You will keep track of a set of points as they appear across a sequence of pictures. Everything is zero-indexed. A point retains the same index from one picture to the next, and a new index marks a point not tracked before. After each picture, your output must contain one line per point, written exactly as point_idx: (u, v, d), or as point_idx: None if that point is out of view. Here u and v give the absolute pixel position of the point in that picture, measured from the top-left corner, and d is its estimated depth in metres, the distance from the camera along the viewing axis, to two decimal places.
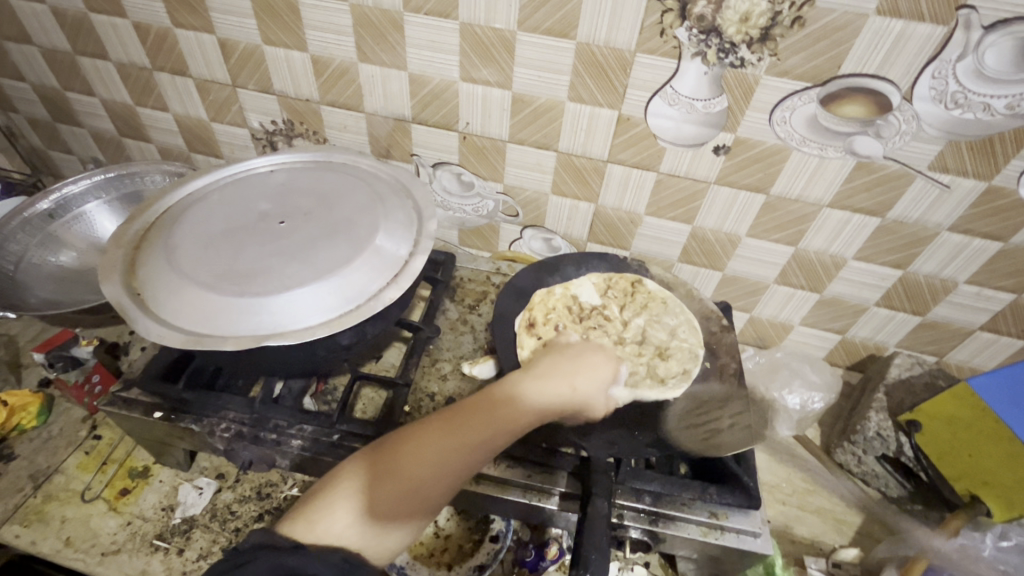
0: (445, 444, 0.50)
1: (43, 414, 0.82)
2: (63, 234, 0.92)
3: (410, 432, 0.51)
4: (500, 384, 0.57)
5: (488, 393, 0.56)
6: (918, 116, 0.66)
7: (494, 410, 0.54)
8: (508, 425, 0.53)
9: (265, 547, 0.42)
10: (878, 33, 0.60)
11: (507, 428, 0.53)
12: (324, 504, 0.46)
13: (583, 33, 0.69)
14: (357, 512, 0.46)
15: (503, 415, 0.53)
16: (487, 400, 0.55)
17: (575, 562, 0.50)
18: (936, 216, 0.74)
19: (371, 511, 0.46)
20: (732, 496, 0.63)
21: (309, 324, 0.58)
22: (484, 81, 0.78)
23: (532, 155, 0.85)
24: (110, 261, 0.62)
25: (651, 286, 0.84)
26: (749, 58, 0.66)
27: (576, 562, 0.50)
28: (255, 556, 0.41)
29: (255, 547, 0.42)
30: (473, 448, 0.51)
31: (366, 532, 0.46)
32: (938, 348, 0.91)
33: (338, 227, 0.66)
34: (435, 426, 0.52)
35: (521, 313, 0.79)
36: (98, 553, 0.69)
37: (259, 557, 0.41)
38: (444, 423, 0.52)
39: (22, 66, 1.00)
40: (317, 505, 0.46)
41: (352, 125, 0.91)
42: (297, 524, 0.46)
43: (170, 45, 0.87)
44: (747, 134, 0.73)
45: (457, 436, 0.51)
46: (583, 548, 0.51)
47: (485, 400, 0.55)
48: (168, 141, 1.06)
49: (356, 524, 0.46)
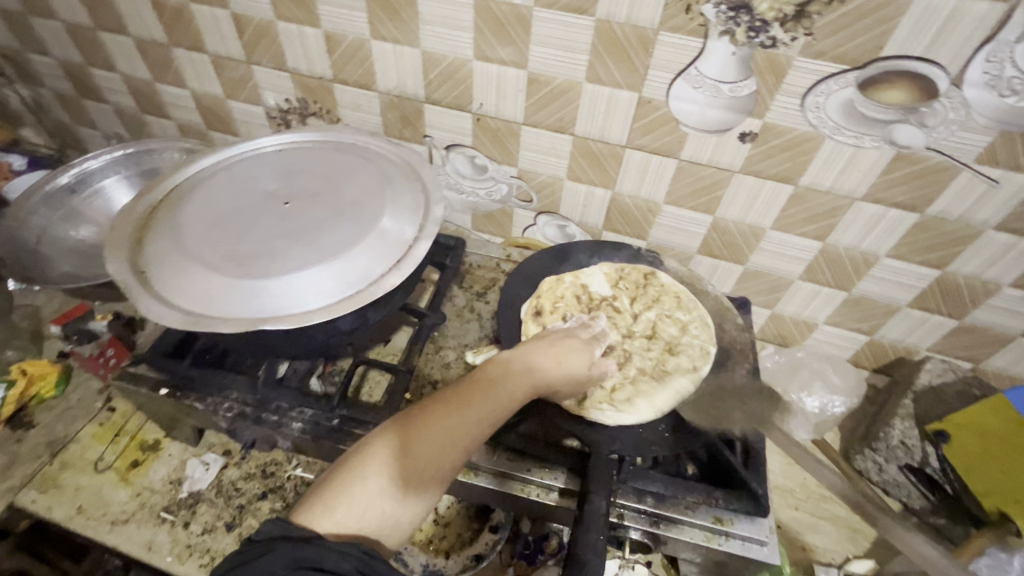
0: (456, 422, 0.48)
1: (61, 385, 0.84)
2: (83, 210, 0.93)
3: (425, 408, 0.49)
4: (494, 361, 0.55)
5: (489, 369, 0.54)
6: (967, 103, 0.60)
7: (492, 385, 0.52)
8: (507, 402, 0.52)
9: (284, 538, 0.40)
10: (927, 10, 0.55)
11: (504, 404, 0.51)
12: (341, 488, 0.44)
13: (603, 10, 0.65)
14: (379, 495, 0.43)
15: (502, 394, 0.52)
16: (484, 378, 0.53)
17: (568, 560, 0.49)
18: (981, 214, 0.69)
19: (390, 493, 0.44)
20: (739, 502, 0.61)
21: (309, 308, 0.57)
22: (500, 61, 0.75)
23: (547, 139, 0.82)
24: (117, 237, 0.62)
25: (664, 278, 0.81)
26: (782, 38, 0.61)
27: (569, 561, 0.48)
28: (273, 546, 0.39)
29: (273, 539, 0.40)
30: (480, 425, 0.49)
31: (388, 515, 0.44)
32: (974, 354, 0.85)
33: (343, 209, 0.64)
34: (445, 403, 0.49)
35: (528, 301, 0.77)
36: (108, 521, 0.71)
37: (277, 548, 0.39)
38: (447, 401, 0.50)
39: (47, 41, 1.01)
40: (335, 489, 0.44)
41: (365, 105, 0.89)
42: (316, 509, 0.43)
43: (186, 20, 0.87)
44: (776, 120, 0.68)
45: (465, 414, 0.49)
46: (580, 546, 0.49)
47: (483, 375, 0.53)
48: (187, 119, 1.06)
49: (380, 507, 0.43)
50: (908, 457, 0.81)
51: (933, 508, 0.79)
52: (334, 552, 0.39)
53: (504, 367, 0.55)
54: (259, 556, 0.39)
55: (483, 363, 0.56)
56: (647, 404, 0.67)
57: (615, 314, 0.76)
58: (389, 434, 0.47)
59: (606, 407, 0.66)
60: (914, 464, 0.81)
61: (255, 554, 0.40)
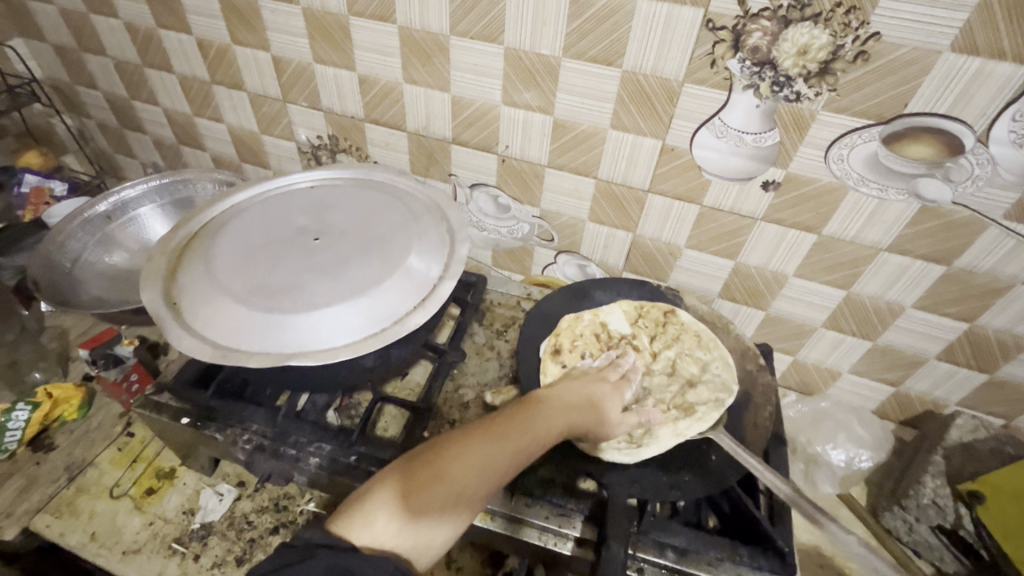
0: (492, 449, 0.47)
1: (83, 408, 0.85)
2: (118, 236, 0.97)
3: (464, 432, 0.49)
4: (532, 396, 0.55)
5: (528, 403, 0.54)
6: (993, 159, 0.60)
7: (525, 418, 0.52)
8: (544, 438, 0.51)
9: (325, 545, 0.41)
10: (951, 70, 0.56)
11: (541, 440, 0.51)
12: (373, 502, 0.44)
13: (629, 61, 0.67)
14: (413, 513, 0.43)
15: (539, 429, 0.51)
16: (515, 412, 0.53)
17: None
18: (1011, 269, 0.68)
19: (422, 514, 0.44)
20: (765, 559, 0.58)
21: (334, 344, 0.58)
22: (526, 105, 0.77)
23: (570, 182, 0.84)
24: (153, 269, 0.64)
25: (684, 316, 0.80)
26: (806, 92, 0.63)
27: None
28: (316, 553, 0.40)
29: (315, 546, 0.41)
30: (516, 455, 0.48)
31: (422, 535, 0.43)
32: (1005, 411, 0.83)
33: (371, 246, 0.66)
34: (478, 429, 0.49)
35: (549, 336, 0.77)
36: (119, 550, 0.70)
37: (317, 555, 0.40)
38: (486, 429, 0.49)
39: (96, 76, 1.07)
40: (367, 504, 0.44)
41: (393, 143, 0.92)
42: (352, 522, 0.43)
43: (228, 60, 0.91)
44: (800, 170, 0.69)
45: (504, 444, 0.48)
46: None
47: (517, 407, 0.53)
48: (221, 151, 1.10)
49: (413, 526, 0.43)
50: (940, 517, 0.77)
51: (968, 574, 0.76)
52: (370, 565, 0.40)
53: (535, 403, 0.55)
54: (299, 560, 0.40)
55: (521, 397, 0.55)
56: (668, 434, 0.66)
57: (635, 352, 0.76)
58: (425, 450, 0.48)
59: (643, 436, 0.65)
60: (946, 525, 0.77)
61: (294, 559, 0.40)
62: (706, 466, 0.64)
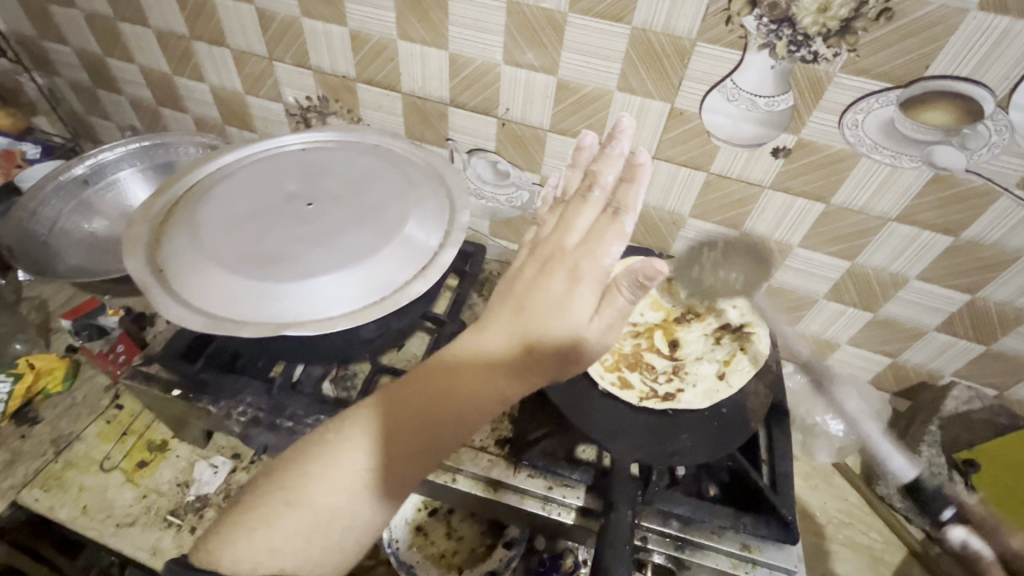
0: (389, 440, 0.46)
1: (68, 380, 0.82)
2: (96, 201, 0.92)
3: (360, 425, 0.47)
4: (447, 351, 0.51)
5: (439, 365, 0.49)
6: (1012, 126, 0.58)
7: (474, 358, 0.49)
8: (458, 413, 0.47)
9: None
10: (977, 31, 0.54)
11: (454, 415, 0.47)
12: (251, 521, 0.43)
13: (639, 18, 0.64)
14: (293, 529, 0.43)
15: (450, 400, 0.47)
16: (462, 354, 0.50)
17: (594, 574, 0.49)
18: (1017, 240, 0.67)
19: (311, 522, 0.43)
20: (769, 528, 0.58)
21: (330, 314, 0.55)
22: (528, 66, 0.73)
23: (572, 147, 0.81)
24: (134, 236, 0.60)
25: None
26: (824, 53, 0.60)
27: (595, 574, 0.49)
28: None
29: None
30: (420, 441, 0.46)
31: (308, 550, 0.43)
32: (999, 381, 0.83)
33: (367, 213, 0.63)
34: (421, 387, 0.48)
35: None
36: (112, 524, 0.69)
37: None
38: (387, 416, 0.47)
39: (65, 30, 1.00)
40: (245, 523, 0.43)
41: (387, 105, 0.88)
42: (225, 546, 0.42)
43: (209, 14, 0.86)
44: (812, 136, 0.67)
45: (402, 432, 0.46)
46: (607, 558, 0.49)
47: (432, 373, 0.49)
48: (203, 113, 1.05)
49: (291, 542, 0.42)
50: (933, 483, 0.77)
51: None
52: None
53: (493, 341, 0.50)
54: None
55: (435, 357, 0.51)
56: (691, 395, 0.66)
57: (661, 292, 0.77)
58: (369, 414, 0.47)
59: (653, 401, 0.65)
60: (937, 492, 0.77)
61: None
62: (710, 435, 0.63)
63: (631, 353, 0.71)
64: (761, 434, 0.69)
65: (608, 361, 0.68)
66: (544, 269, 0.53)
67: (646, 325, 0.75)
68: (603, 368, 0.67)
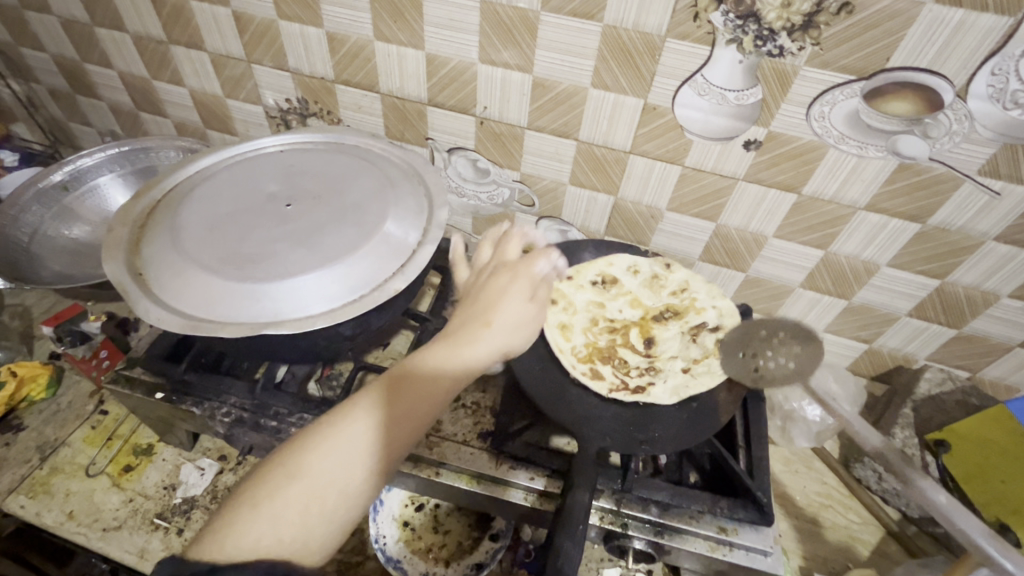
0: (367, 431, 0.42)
1: (52, 387, 0.82)
2: (77, 208, 0.92)
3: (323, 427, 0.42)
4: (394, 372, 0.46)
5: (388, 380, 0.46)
6: (971, 115, 0.60)
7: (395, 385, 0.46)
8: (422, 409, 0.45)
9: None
10: (934, 23, 0.55)
11: (417, 413, 0.44)
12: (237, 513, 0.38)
13: (610, 16, 0.65)
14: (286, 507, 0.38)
15: (413, 402, 0.45)
16: (401, 378, 0.46)
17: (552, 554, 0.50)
18: (982, 225, 0.69)
19: (308, 507, 0.39)
20: (745, 511, 0.60)
21: (310, 313, 0.56)
22: (504, 65, 0.74)
23: (550, 144, 0.82)
24: (114, 240, 0.60)
25: (677, 274, 0.79)
26: (789, 47, 0.61)
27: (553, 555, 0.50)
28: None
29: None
30: (397, 433, 0.43)
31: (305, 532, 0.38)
32: (971, 363, 0.85)
33: (345, 212, 0.63)
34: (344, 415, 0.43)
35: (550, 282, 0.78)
36: (99, 528, 0.69)
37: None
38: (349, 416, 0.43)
39: (41, 36, 0.99)
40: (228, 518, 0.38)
41: (366, 106, 0.88)
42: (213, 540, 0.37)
43: (186, 18, 0.86)
44: (782, 129, 0.69)
45: (369, 423, 0.43)
46: (560, 538, 0.51)
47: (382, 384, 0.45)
48: (184, 117, 1.05)
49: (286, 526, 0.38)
50: None
51: None
52: None
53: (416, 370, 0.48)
54: None
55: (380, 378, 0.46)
56: (662, 391, 0.67)
57: (640, 287, 0.78)
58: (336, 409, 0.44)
59: (621, 393, 0.66)
60: None
61: None
62: (687, 422, 0.64)
63: (605, 348, 0.72)
64: (739, 419, 0.70)
65: (581, 354, 0.70)
66: (457, 306, 0.55)
67: (624, 321, 0.77)
68: (575, 359, 0.69)
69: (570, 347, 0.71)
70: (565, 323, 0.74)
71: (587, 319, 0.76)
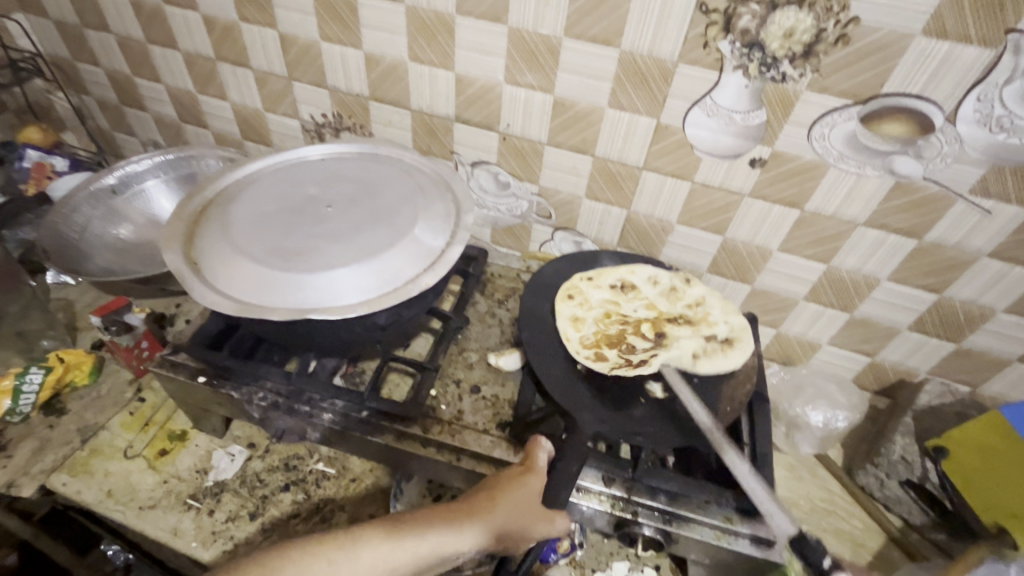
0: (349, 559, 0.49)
1: (94, 374, 0.87)
2: (123, 209, 0.99)
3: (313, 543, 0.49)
4: (402, 519, 0.54)
5: (394, 526, 0.53)
6: (960, 137, 0.65)
7: (377, 551, 0.50)
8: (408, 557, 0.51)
9: None
10: (923, 53, 0.61)
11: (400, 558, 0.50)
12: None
13: (627, 42, 0.71)
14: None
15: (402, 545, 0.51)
16: (400, 528, 0.52)
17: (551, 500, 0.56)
18: (976, 241, 0.73)
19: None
20: (749, 502, 0.63)
21: (348, 302, 0.61)
22: (528, 85, 0.81)
23: (568, 159, 0.88)
24: (172, 233, 0.66)
25: (695, 292, 0.84)
26: (791, 73, 0.67)
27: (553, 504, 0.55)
28: None
29: None
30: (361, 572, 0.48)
31: None
32: (971, 378, 0.88)
33: (381, 214, 0.69)
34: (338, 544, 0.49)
35: (570, 279, 0.84)
36: (136, 506, 0.73)
37: None
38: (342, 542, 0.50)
39: (98, 52, 1.08)
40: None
41: (397, 121, 0.95)
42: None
43: (235, 38, 0.93)
44: (785, 148, 0.74)
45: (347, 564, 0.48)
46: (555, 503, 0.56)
47: (389, 523, 0.53)
48: (224, 128, 1.12)
49: None
50: (908, 472, 0.85)
51: (933, 524, 0.82)
52: None
53: (395, 526, 0.53)
54: None
55: (390, 520, 0.54)
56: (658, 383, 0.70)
57: (657, 293, 0.83)
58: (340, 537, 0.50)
59: (621, 370, 0.71)
60: (914, 480, 0.84)
61: None
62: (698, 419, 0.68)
63: (615, 337, 0.76)
64: (744, 420, 0.74)
65: (589, 341, 0.75)
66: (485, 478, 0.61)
67: (638, 319, 0.80)
68: (580, 344, 0.74)
69: (579, 336, 0.75)
70: (577, 315, 0.79)
71: (601, 313, 0.80)
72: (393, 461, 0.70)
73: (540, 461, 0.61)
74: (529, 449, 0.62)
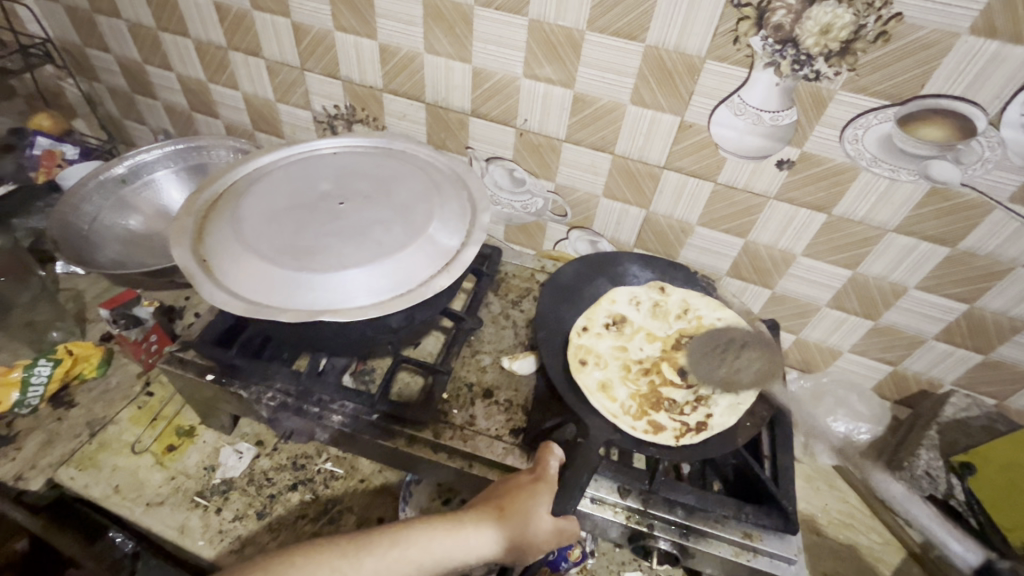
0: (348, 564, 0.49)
1: (102, 366, 0.86)
2: (132, 199, 0.97)
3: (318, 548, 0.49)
4: (408, 526, 0.52)
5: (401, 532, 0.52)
6: (1003, 142, 0.62)
7: (381, 559, 0.49)
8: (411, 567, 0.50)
9: None
10: (969, 53, 0.58)
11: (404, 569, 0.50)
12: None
13: (652, 37, 0.68)
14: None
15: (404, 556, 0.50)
16: (406, 534, 0.52)
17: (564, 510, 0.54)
18: (1012, 251, 0.70)
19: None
20: (770, 519, 0.61)
21: (360, 304, 0.59)
22: (547, 79, 0.78)
23: (587, 157, 0.85)
24: (181, 228, 0.65)
25: (674, 297, 0.82)
26: (825, 72, 0.64)
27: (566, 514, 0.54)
28: None
29: None
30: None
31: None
32: (998, 391, 0.86)
33: (394, 212, 0.67)
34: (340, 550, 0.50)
35: (572, 339, 0.75)
36: (143, 502, 0.73)
37: None
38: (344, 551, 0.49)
39: (109, 38, 1.06)
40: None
41: (411, 114, 0.93)
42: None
43: (247, 26, 0.91)
44: (815, 150, 0.71)
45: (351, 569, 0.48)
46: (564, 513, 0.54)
47: (395, 529, 0.52)
48: (234, 118, 1.10)
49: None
50: (932, 487, 0.80)
51: None
52: None
53: (401, 532, 0.52)
54: None
55: (396, 525, 0.53)
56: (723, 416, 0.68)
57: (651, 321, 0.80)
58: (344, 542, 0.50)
59: (688, 436, 0.65)
60: (937, 496, 0.81)
61: None
62: (718, 431, 0.66)
63: (650, 393, 0.71)
64: (765, 433, 0.72)
65: (633, 409, 0.68)
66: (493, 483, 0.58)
67: (650, 359, 0.77)
68: (631, 418, 0.66)
69: (619, 406, 0.68)
70: (603, 381, 0.71)
71: (619, 367, 0.74)
72: (403, 465, 0.69)
73: (552, 469, 0.58)
74: (540, 457, 0.59)
